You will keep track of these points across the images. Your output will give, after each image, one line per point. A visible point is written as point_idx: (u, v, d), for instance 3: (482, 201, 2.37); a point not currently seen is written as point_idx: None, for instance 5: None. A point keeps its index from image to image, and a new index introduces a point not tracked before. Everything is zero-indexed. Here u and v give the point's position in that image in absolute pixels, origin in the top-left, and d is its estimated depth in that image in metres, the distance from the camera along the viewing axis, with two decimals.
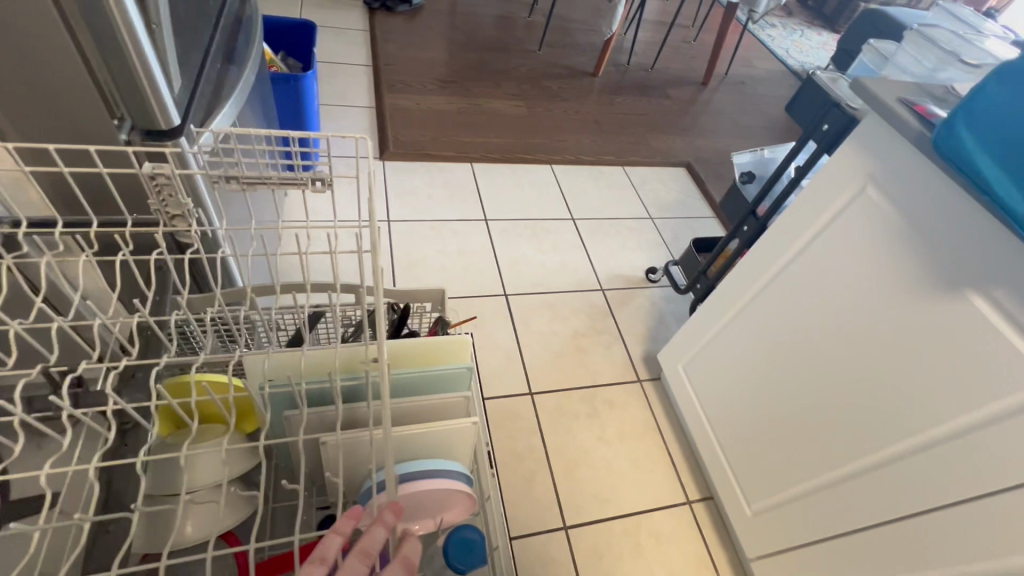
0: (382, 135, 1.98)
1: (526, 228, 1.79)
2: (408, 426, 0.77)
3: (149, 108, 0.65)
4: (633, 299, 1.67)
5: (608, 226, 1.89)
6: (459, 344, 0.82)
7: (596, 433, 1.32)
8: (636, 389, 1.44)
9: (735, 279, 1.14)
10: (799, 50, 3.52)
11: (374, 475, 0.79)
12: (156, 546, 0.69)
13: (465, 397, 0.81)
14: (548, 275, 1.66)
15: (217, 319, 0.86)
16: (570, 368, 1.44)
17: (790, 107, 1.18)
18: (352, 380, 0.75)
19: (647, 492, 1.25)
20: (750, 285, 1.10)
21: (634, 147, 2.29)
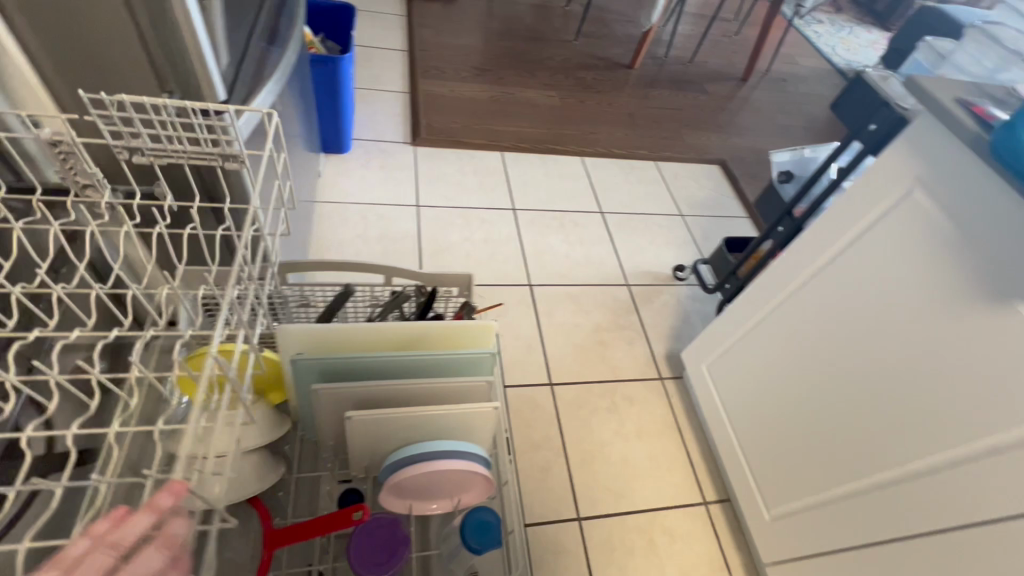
0: (415, 120, 2.00)
1: (554, 219, 1.78)
2: (431, 406, 0.78)
3: (198, 83, 0.67)
4: (659, 296, 1.65)
5: (637, 221, 1.87)
6: (484, 329, 0.83)
7: (614, 427, 1.32)
8: (657, 387, 1.43)
9: (767, 280, 1.11)
10: (846, 48, 3.39)
11: (396, 452, 0.80)
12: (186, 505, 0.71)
13: (488, 381, 0.82)
14: (573, 267, 1.65)
15: (252, 292, 0.89)
16: (591, 361, 1.43)
17: (835, 105, 1.14)
18: (378, 358, 0.77)
19: (662, 489, 1.24)
20: (782, 286, 1.07)
21: (668, 143, 2.25)
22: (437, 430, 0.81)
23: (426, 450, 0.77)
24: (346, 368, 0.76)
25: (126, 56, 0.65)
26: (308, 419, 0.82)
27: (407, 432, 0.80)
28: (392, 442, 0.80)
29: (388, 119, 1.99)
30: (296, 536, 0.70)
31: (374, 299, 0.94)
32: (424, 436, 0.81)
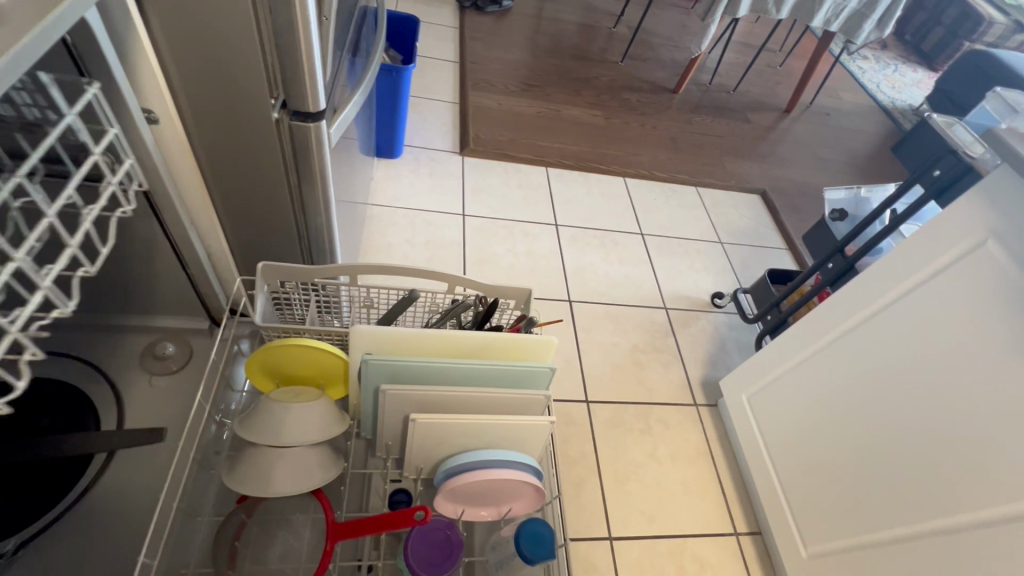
0: (464, 130, 2.04)
1: (595, 237, 1.80)
2: (490, 416, 0.80)
3: (304, 92, 0.71)
4: (696, 322, 1.65)
5: (676, 245, 1.88)
6: (545, 344, 0.84)
7: (648, 449, 1.32)
8: (692, 412, 1.43)
9: (820, 316, 1.11)
10: (891, 85, 3.37)
11: (453, 457, 0.82)
12: (256, 490, 0.74)
13: (545, 396, 0.83)
14: (613, 287, 1.67)
15: (321, 290, 0.93)
16: (628, 381, 1.44)
17: (898, 149, 1.14)
18: (444, 364, 0.79)
19: (694, 516, 1.24)
20: (837, 324, 1.07)
21: (709, 169, 2.26)
22: (494, 440, 0.83)
23: (484, 458, 0.79)
24: (414, 371, 0.79)
25: (242, 60, 0.67)
26: (369, 418, 0.85)
27: (465, 439, 0.81)
28: (449, 447, 0.82)
29: (438, 128, 2.04)
30: (356, 531, 0.72)
31: (435, 306, 0.96)
32: (480, 445, 0.83)
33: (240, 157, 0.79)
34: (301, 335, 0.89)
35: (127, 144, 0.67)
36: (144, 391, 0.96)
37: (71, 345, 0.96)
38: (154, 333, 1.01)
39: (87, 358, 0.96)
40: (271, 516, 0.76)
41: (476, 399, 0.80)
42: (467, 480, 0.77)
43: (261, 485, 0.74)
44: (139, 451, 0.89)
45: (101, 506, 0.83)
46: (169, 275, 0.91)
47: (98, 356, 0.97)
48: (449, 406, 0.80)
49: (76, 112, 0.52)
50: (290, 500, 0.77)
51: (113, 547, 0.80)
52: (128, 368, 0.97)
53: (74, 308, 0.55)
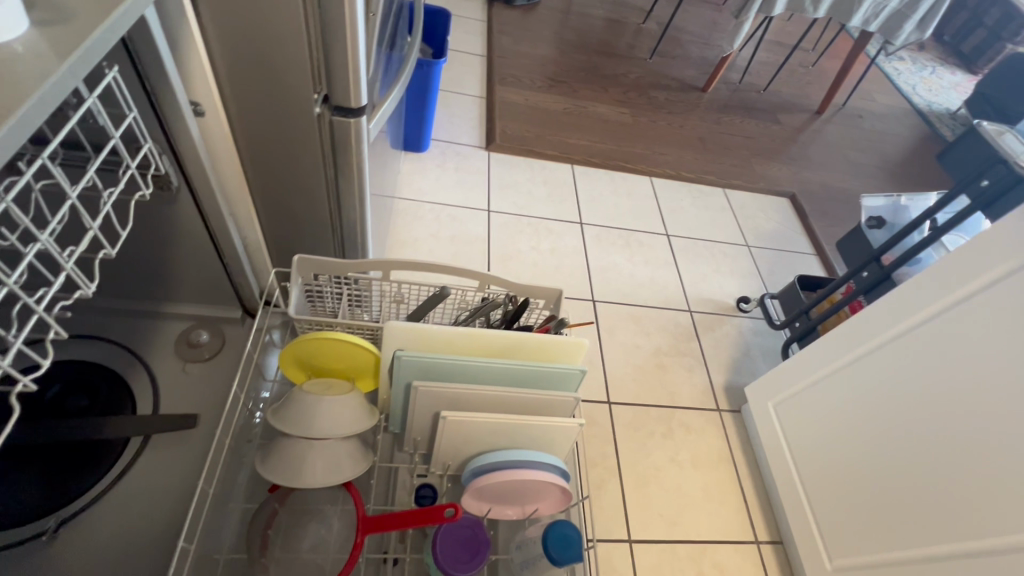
0: (490, 125, 2.03)
1: (619, 237, 1.79)
2: (520, 416, 0.79)
3: (347, 88, 0.72)
4: (720, 326, 1.63)
5: (702, 248, 1.86)
6: (577, 346, 0.84)
7: (670, 453, 1.31)
8: (714, 418, 1.42)
9: (855, 327, 1.09)
10: (927, 88, 3.27)
11: (481, 455, 0.82)
12: (288, 481, 0.75)
13: (574, 398, 0.83)
14: (637, 288, 1.65)
15: (353, 284, 0.93)
16: (650, 384, 1.43)
17: (942, 156, 1.11)
18: (476, 363, 0.79)
19: (715, 523, 1.23)
20: (872, 336, 1.05)
21: (737, 170, 2.22)
22: (523, 440, 0.83)
23: (513, 458, 0.79)
24: (446, 369, 0.79)
25: (287, 54, 0.67)
26: (398, 413, 0.85)
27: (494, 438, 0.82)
28: (477, 445, 0.83)
29: (464, 122, 2.03)
30: (387, 525, 0.73)
31: (465, 304, 0.96)
32: (509, 443, 0.83)
33: (281, 150, 0.80)
34: (333, 328, 0.90)
35: (164, 130, 0.67)
36: (178, 378, 0.97)
37: (109, 329, 0.98)
38: (189, 320, 1.02)
39: (124, 343, 0.98)
40: (301, 507, 0.77)
41: (507, 399, 0.80)
42: (494, 480, 0.77)
43: (293, 476, 0.75)
44: (174, 436, 0.90)
45: (137, 488, 0.85)
46: (206, 264, 0.92)
47: (135, 341, 0.99)
48: (480, 405, 0.81)
49: (96, 98, 0.51)
50: (320, 491, 0.78)
51: (149, 528, 0.82)
52: (163, 354, 0.99)
53: (93, 291, 0.56)
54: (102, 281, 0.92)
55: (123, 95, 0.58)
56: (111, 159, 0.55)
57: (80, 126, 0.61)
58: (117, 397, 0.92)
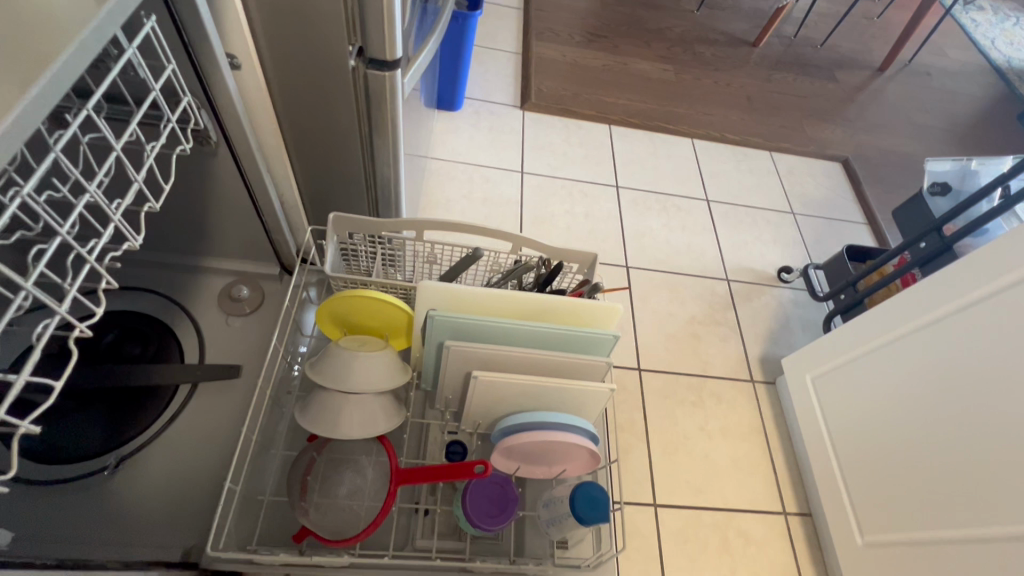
0: (526, 83, 1.96)
1: (657, 202, 1.73)
2: (551, 379, 0.79)
3: (382, 39, 0.69)
4: (759, 296, 1.58)
5: (744, 214, 1.78)
6: (610, 311, 0.83)
7: (700, 422, 1.30)
8: (748, 388, 1.39)
9: (907, 300, 1.03)
10: (1008, 41, 2.96)
11: (510, 416, 0.83)
12: (325, 430, 0.78)
13: (607, 363, 0.82)
14: (672, 255, 1.61)
15: (387, 243, 0.93)
16: (682, 352, 1.41)
17: None
18: (509, 324, 0.79)
19: (743, 492, 1.23)
20: (924, 310, 0.99)
21: (786, 132, 2.09)
22: (552, 403, 0.83)
23: (542, 419, 0.79)
24: (478, 328, 0.79)
25: None
26: (430, 372, 0.87)
27: (524, 399, 0.82)
28: (507, 406, 0.83)
29: (499, 80, 1.97)
30: (419, 476, 0.75)
31: (497, 266, 0.96)
32: (538, 406, 0.83)
33: (316, 104, 0.79)
34: (368, 286, 0.91)
35: (201, 85, 0.67)
36: (222, 330, 1.01)
37: (157, 282, 1.03)
38: (230, 275, 1.06)
39: (171, 296, 1.02)
40: (337, 456, 0.80)
41: (539, 361, 0.80)
42: (523, 440, 0.77)
43: (330, 426, 0.78)
44: (218, 384, 0.95)
45: (186, 431, 0.90)
46: (245, 220, 0.94)
47: (181, 293, 1.03)
48: (511, 365, 0.81)
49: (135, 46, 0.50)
50: (355, 442, 0.81)
51: (198, 469, 0.87)
52: (207, 307, 1.03)
53: (141, 242, 0.58)
54: (148, 235, 0.96)
55: (162, 47, 0.57)
56: (154, 110, 0.55)
57: (122, 80, 0.61)
58: (167, 346, 0.97)
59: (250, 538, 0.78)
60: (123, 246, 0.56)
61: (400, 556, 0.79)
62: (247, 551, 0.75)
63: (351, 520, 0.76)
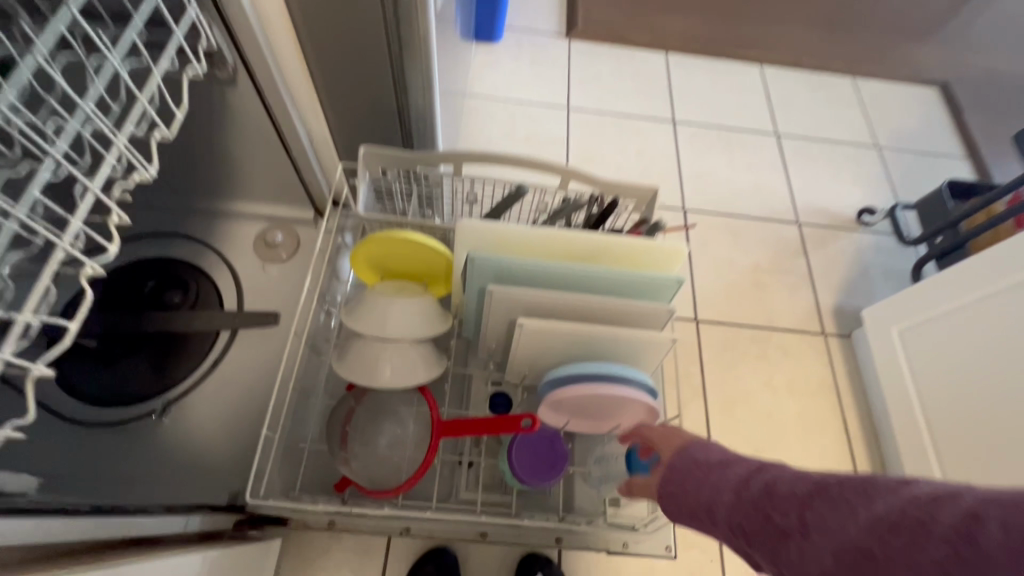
0: (572, 8, 1.78)
1: (718, 137, 1.56)
2: (606, 328, 0.71)
3: None
4: (835, 240, 1.41)
5: (819, 150, 1.58)
6: (674, 252, 0.73)
7: (763, 377, 1.20)
8: (819, 342, 1.26)
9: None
10: None
11: (558, 366, 0.76)
12: (363, 378, 0.74)
13: (669, 310, 0.73)
14: (735, 196, 1.45)
15: (423, 180, 0.86)
16: (745, 302, 1.29)
17: None
18: (558, 266, 0.71)
19: (810, 452, 1.13)
20: None
21: (873, 54, 1.82)
22: (606, 354, 0.75)
23: (595, 370, 0.72)
24: (524, 271, 0.71)
25: None
26: (473, 319, 0.80)
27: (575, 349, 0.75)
28: (555, 356, 0.76)
29: (543, 7, 1.79)
30: (461, 429, 0.70)
31: (544, 204, 0.86)
32: (590, 356, 0.76)
33: (338, 17, 0.70)
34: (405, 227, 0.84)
35: None
36: (259, 276, 0.98)
37: (194, 228, 1.00)
38: (265, 221, 1.02)
39: (208, 242, 0.99)
40: (377, 406, 0.76)
41: (592, 307, 0.72)
42: (575, 392, 0.71)
43: (368, 374, 0.74)
44: (257, 331, 0.93)
45: (228, 378, 0.89)
46: (274, 158, 0.88)
47: (217, 239, 1.00)
48: (560, 312, 0.73)
49: None
50: (395, 391, 0.77)
51: (241, 415, 0.86)
52: (243, 253, 1.00)
53: (150, 172, 0.52)
54: (179, 177, 0.92)
55: None
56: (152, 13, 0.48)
57: None
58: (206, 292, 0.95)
59: (293, 485, 0.77)
60: (130, 176, 0.51)
61: (443, 508, 0.76)
62: (290, 497, 0.73)
63: (392, 470, 0.73)
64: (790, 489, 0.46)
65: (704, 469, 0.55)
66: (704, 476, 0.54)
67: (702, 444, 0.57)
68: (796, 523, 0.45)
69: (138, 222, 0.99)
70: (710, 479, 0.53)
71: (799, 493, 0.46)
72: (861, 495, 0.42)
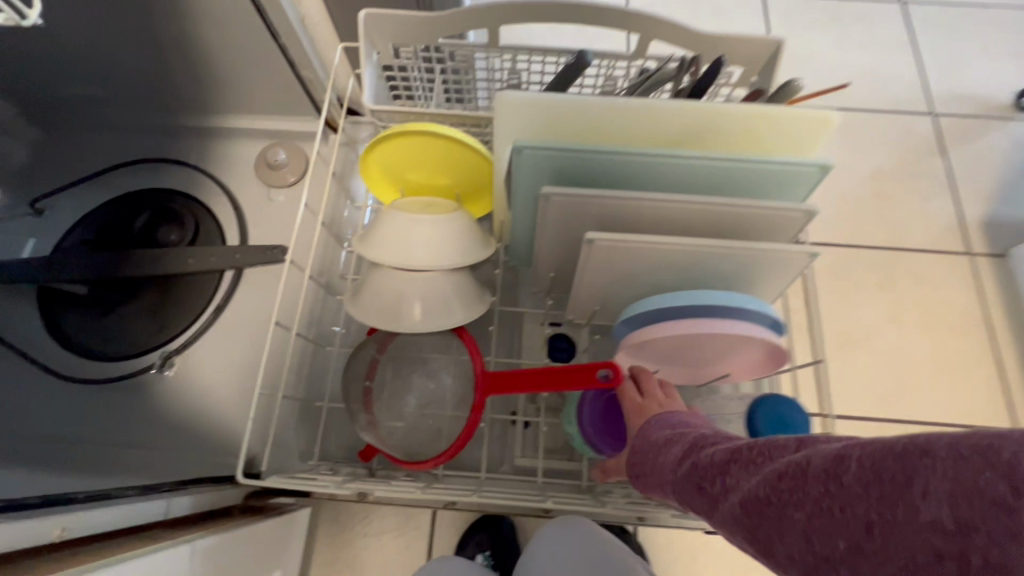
0: None
1: (823, 9, 1.22)
2: (715, 241, 0.49)
3: None
4: (983, 132, 1.09)
5: (960, 17, 1.21)
6: (821, 124, 0.48)
7: (888, 310, 0.95)
8: (962, 264, 0.99)
9: None
10: None
11: (641, 298, 0.56)
12: (385, 321, 0.57)
13: (810, 212, 0.49)
14: (846, 84, 1.14)
15: (449, 59, 0.64)
16: (862, 216, 1.02)
17: None
18: (648, 154, 0.48)
19: (951, 401, 0.89)
20: None
21: None
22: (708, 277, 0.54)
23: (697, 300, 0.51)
24: (593, 165, 0.50)
25: None
26: (523, 240, 0.61)
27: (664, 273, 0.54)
28: (635, 283, 0.56)
29: None
30: (516, 384, 0.53)
31: (613, 80, 0.63)
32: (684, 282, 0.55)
33: None
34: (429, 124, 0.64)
35: None
36: (264, 205, 0.82)
37: (186, 151, 0.84)
38: (266, 138, 0.84)
39: (203, 167, 0.83)
40: (406, 356, 0.60)
41: (694, 212, 0.50)
42: (667, 332, 0.51)
43: (391, 315, 0.57)
44: (265, 270, 0.78)
45: (235, 325, 0.75)
46: (259, 47, 0.69)
47: (213, 162, 0.84)
48: (645, 223, 0.52)
49: None
50: (427, 336, 0.59)
51: (252, 368, 0.73)
52: (243, 179, 0.83)
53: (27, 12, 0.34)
54: (154, 83, 0.75)
55: None
56: None
57: None
58: (204, 226, 0.80)
59: (312, 451, 0.63)
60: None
61: (496, 480, 0.60)
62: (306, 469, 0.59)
63: (430, 437, 0.57)
64: (715, 455, 0.35)
65: (652, 447, 0.43)
66: (658, 453, 0.42)
67: (660, 422, 0.45)
68: (720, 492, 0.33)
69: (124, 148, 0.84)
70: (656, 459, 0.42)
71: (720, 457, 0.34)
72: (766, 448, 0.32)
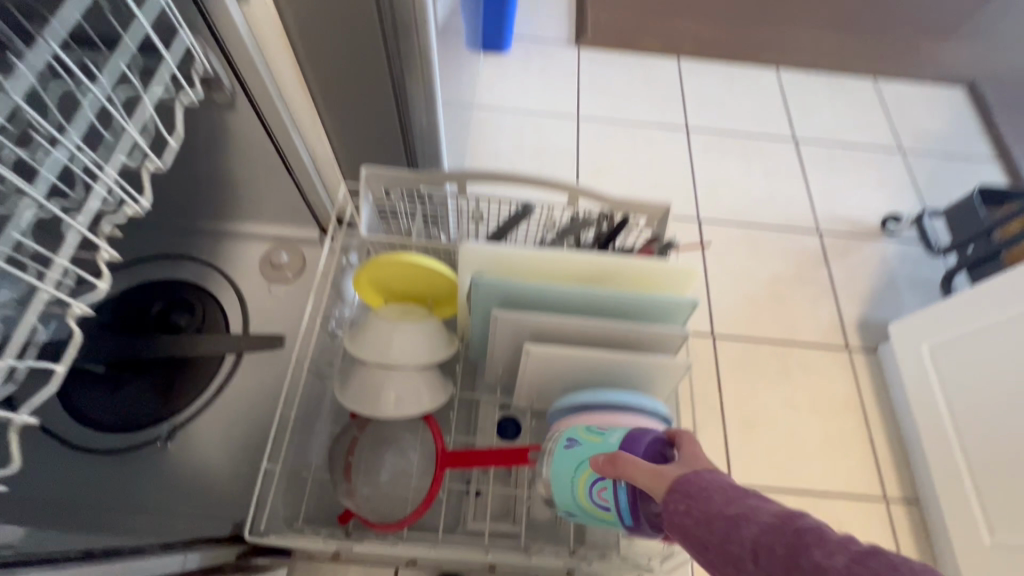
0: (582, 17, 1.75)
1: (735, 145, 1.51)
2: (615, 355, 0.68)
3: None
4: (858, 249, 1.35)
5: (839, 155, 1.52)
6: (688, 275, 0.69)
7: (784, 395, 1.15)
8: (842, 357, 1.21)
9: None
10: None
11: (566, 394, 0.73)
12: (366, 408, 0.72)
13: (683, 336, 0.69)
14: (752, 206, 1.40)
15: (427, 200, 0.84)
16: (764, 316, 1.24)
17: None
18: (565, 291, 0.68)
19: (835, 475, 1.08)
20: None
21: (896, 55, 1.75)
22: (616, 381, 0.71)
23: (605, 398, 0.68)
24: (528, 296, 0.69)
25: None
26: (478, 342, 0.78)
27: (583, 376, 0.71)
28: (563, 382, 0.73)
29: (552, 15, 1.76)
30: (467, 462, 0.68)
31: (552, 223, 0.84)
32: (599, 383, 0.72)
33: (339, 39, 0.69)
34: (409, 249, 0.82)
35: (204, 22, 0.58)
36: (264, 298, 0.97)
37: (200, 249, 0.99)
38: (271, 241, 1.01)
39: (214, 264, 0.99)
40: (381, 436, 0.74)
41: (600, 333, 0.69)
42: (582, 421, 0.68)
43: (370, 403, 0.72)
44: (261, 354, 0.91)
45: (232, 403, 0.87)
46: (277, 180, 0.87)
47: (223, 260, 0.99)
48: (567, 338, 0.71)
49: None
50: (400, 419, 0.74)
51: (245, 441, 0.85)
52: (248, 274, 0.99)
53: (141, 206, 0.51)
54: (183, 198, 0.91)
55: None
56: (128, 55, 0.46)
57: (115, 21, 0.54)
58: (212, 315, 0.94)
59: (296, 516, 0.75)
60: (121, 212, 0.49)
61: (449, 541, 0.73)
62: (292, 531, 0.71)
63: (397, 503, 0.71)
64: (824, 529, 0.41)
65: (727, 495, 0.46)
66: (728, 497, 0.46)
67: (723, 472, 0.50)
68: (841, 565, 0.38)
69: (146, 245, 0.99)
70: (733, 508, 0.45)
71: (834, 535, 0.40)
72: (817, 539, 0.40)
